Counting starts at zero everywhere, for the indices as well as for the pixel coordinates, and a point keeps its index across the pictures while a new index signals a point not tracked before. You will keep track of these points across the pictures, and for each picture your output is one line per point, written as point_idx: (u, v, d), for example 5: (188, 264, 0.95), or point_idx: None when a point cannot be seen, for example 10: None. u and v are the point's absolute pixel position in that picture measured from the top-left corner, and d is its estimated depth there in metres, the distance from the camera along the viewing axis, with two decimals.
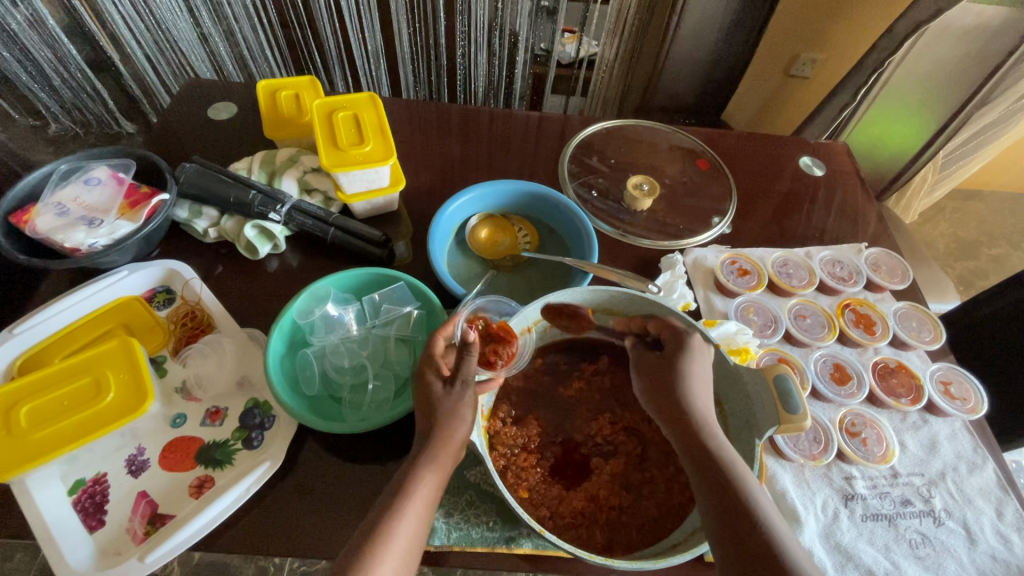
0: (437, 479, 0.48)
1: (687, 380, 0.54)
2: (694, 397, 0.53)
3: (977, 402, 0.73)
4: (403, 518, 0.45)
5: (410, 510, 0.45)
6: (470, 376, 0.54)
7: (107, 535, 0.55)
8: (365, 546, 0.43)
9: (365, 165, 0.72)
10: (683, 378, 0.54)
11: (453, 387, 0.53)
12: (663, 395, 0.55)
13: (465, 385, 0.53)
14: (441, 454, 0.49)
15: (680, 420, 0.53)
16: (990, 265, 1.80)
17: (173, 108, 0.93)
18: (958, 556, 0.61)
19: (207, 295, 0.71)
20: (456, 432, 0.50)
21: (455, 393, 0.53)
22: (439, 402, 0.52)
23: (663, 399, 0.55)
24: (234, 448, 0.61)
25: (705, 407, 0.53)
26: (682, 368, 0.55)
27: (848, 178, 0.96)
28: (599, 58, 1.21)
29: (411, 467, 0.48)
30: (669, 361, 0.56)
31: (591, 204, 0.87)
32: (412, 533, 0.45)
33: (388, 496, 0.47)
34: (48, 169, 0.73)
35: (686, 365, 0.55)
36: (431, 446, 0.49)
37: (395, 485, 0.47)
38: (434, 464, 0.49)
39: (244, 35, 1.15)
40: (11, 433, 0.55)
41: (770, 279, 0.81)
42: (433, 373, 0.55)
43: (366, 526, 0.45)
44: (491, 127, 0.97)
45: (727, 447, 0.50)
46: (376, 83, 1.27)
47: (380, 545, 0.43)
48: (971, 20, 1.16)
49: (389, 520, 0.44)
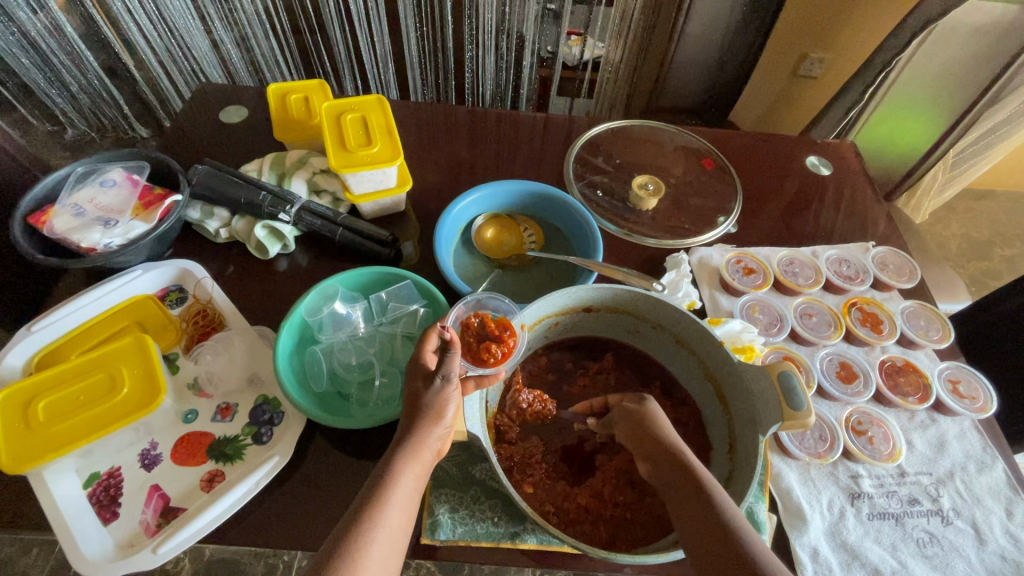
0: (416, 472, 0.49)
1: (659, 422, 0.55)
2: (671, 437, 0.53)
3: (986, 401, 0.72)
4: (388, 506, 0.46)
5: (394, 500, 0.46)
6: (452, 372, 0.52)
7: (121, 526, 0.56)
8: (350, 533, 0.44)
9: (372, 167, 0.73)
10: (656, 421, 0.55)
11: (433, 382, 0.52)
12: (634, 440, 0.55)
13: (445, 381, 0.52)
14: (419, 447, 0.49)
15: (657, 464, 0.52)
16: (1003, 265, 1.77)
17: (187, 113, 0.95)
18: (967, 555, 0.60)
19: (219, 293, 0.72)
20: (434, 428, 0.50)
21: (436, 389, 0.52)
22: (421, 398, 0.51)
23: (634, 444, 0.55)
24: (244, 443, 0.62)
25: (681, 447, 0.52)
26: (648, 417, 0.55)
27: (856, 177, 0.96)
28: (605, 60, 1.23)
29: (392, 459, 0.48)
30: (635, 408, 0.57)
31: (597, 204, 0.88)
32: (398, 521, 0.46)
33: (371, 484, 0.47)
34: (65, 172, 0.75)
35: (653, 415, 0.56)
36: (411, 439, 0.49)
37: (376, 475, 0.48)
38: (415, 456, 0.49)
39: (256, 41, 1.18)
40: (29, 427, 0.57)
41: (776, 278, 0.81)
42: (419, 369, 0.54)
43: (352, 512, 0.45)
44: (497, 128, 0.98)
45: (680, 475, 0.49)
46: (386, 86, 1.29)
47: (364, 534, 0.44)
48: (982, 18, 1.15)
49: (372, 509, 0.45)
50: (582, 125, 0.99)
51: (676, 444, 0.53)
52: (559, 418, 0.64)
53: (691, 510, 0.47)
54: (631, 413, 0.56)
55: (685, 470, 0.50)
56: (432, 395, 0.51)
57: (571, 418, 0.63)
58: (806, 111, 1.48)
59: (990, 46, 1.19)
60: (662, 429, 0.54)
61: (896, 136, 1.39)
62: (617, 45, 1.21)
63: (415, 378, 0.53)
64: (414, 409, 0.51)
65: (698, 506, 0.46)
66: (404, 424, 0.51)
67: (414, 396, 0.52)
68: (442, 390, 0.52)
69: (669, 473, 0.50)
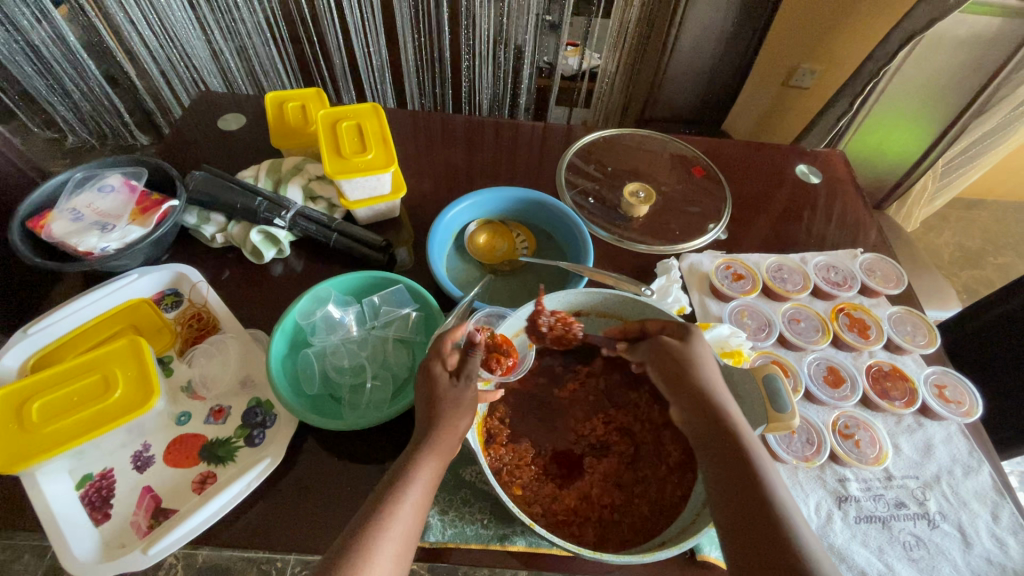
0: (435, 466, 0.50)
1: (695, 358, 0.54)
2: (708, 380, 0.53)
3: (972, 405, 0.73)
4: (403, 504, 0.47)
5: (411, 495, 0.48)
6: (474, 373, 0.55)
7: (113, 528, 0.57)
8: (363, 530, 0.45)
9: (366, 173, 0.74)
10: (693, 360, 0.54)
11: (457, 381, 0.54)
12: (671, 388, 0.54)
13: (469, 381, 0.55)
14: (442, 442, 0.51)
15: (693, 410, 0.52)
16: (995, 274, 1.79)
17: (186, 120, 0.96)
18: (953, 559, 0.61)
19: (214, 297, 0.73)
20: (458, 420, 0.52)
21: (459, 388, 0.54)
22: (444, 392, 0.53)
23: (670, 388, 0.55)
24: (236, 445, 0.63)
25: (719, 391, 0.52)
26: (684, 354, 0.54)
27: (844, 186, 0.98)
28: (601, 71, 1.25)
29: (414, 453, 0.51)
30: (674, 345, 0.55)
31: (588, 211, 0.89)
32: (412, 516, 0.48)
33: (389, 480, 0.49)
34: (64, 177, 0.76)
35: (691, 352, 0.54)
36: (433, 434, 0.51)
37: (396, 470, 0.50)
38: (435, 452, 0.51)
39: (255, 50, 1.19)
40: (23, 427, 0.57)
41: (765, 284, 0.82)
42: (438, 365, 0.55)
43: (366, 510, 0.47)
44: (492, 137, 0.99)
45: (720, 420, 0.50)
46: (383, 95, 1.31)
47: (380, 529, 0.46)
48: (968, 30, 1.17)
49: (388, 506, 0.47)
50: (576, 133, 1.01)
51: (715, 391, 0.52)
52: (586, 339, 0.66)
53: (726, 470, 0.47)
54: (668, 349, 0.55)
55: (722, 425, 0.50)
56: (457, 392, 0.53)
57: (601, 343, 0.66)
58: (798, 120, 1.50)
59: (977, 58, 1.21)
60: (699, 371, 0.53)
61: (887, 145, 1.41)
62: (613, 56, 1.23)
63: (432, 376, 0.54)
64: (433, 404, 0.53)
65: (732, 468, 0.47)
66: (425, 418, 0.53)
67: (433, 391, 0.54)
68: (466, 388, 0.54)
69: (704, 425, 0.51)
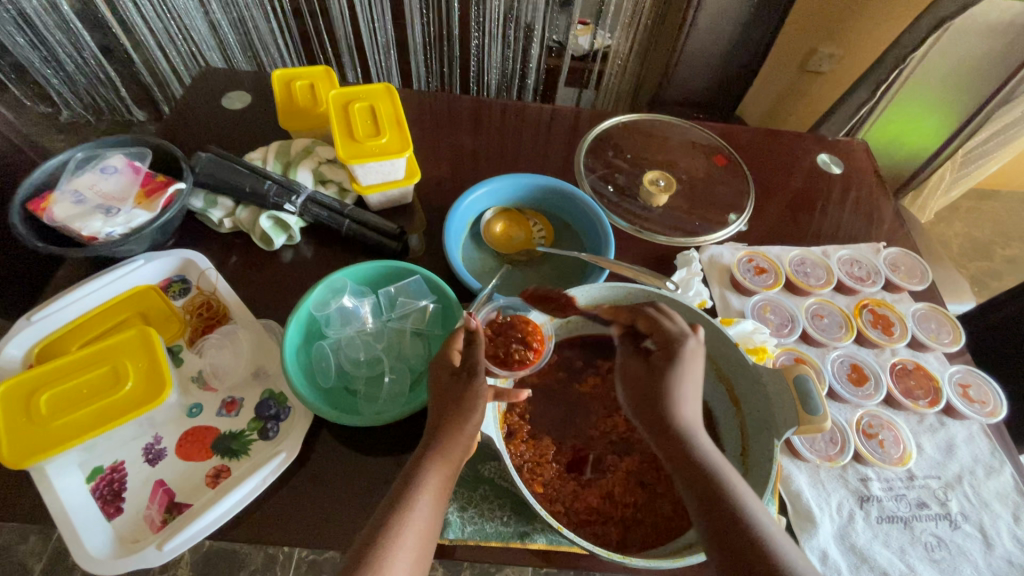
0: (444, 471, 0.49)
1: (683, 371, 0.52)
2: (684, 392, 0.52)
3: (996, 405, 0.72)
4: (414, 509, 0.46)
5: (420, 502, 0.47)
6: (477, 366, 0.54)
7: (126, 524, 0.56)
8: (377, 537, 0.44)
9: (380, 158, 0.71)
10: (678, 373, 0.52)
11: (459, 377, 0.53)
12: (648, 414, 0.53)
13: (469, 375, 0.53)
14: (451, 445, 0.49)
15: (669, 435, 0.50)
16: (1004, 266, 1.78)
17: (187, 98, 0.93)
18: (974, 560, 0.61)
19: (223, 286, 0.71)
20: (465, 423, 0.50)
21: (463, 382, 0.53)
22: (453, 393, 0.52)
23: (645, 413, 0.53)
24: (249, 438, 0.61)
25: (691, 402, 0.52)
26: (674, 373, 0.53)
27: (868, 176, 0.95)
28: (613, 52, 1.21)
29: (421, 459, 0.49)
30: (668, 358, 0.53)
31: (608, 199, 0.86)
32: (422, 524, 0.46)
33: (399, 486, 0.48)
34: (64, 157, 0.73)
35: (688, 367, 0.53)
36: (443, 437, 0.50)
37: (404, 477, 0.48)
38: (445, 456, 0.49)
39: (255, 24, 1.15)
40: (32, 420, 0.55)
41: (788, 278, 0.80)
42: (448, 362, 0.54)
43: (383, 513, 0.46)
44: (506, 120, 0.96)
45: (698, 435, 0.50)
46: (388, 73, 1.27)
47: (391, 537, 0.44)
48: (997, 16, 1.13)
49: (400, 512, 0.46)
50: (592, 118, 0.97)
51: (692, 410, 0.51)
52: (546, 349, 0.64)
53: (700, 481, 0.47)
54: (658, 368, 0.54)
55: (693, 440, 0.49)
56: (464, 388, 0.52)
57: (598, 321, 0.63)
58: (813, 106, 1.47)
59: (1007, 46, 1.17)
60: (680, 386, 0.52)
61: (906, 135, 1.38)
62: (626, 36, 1.18)
63: (442, 374, 0.55)
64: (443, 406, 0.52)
65: (708, 481, 0.46)
66: (434, 422, 0.51)
67: (443, 390, 0.53)
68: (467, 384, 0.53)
69: (677, 440, 0.50)
